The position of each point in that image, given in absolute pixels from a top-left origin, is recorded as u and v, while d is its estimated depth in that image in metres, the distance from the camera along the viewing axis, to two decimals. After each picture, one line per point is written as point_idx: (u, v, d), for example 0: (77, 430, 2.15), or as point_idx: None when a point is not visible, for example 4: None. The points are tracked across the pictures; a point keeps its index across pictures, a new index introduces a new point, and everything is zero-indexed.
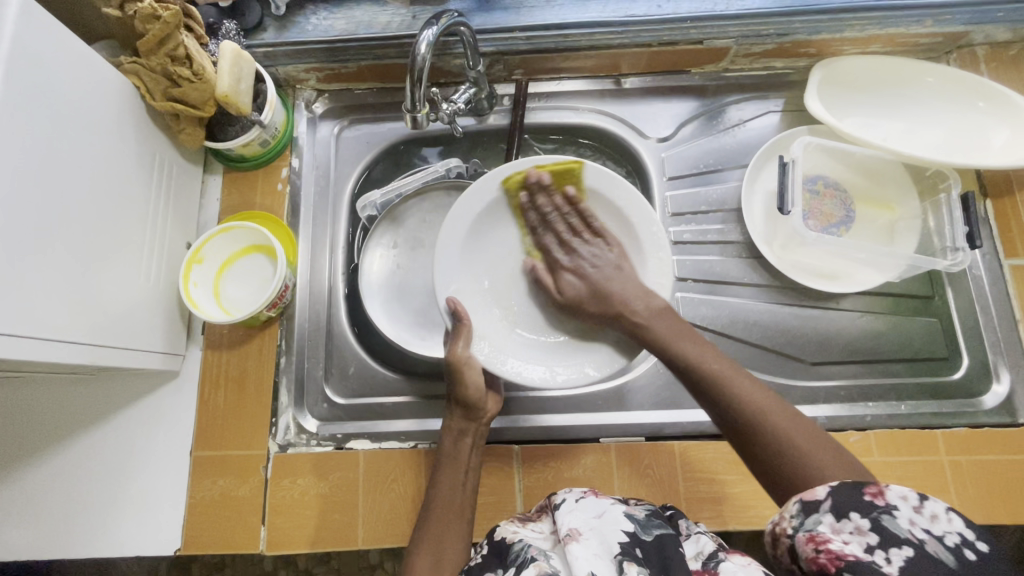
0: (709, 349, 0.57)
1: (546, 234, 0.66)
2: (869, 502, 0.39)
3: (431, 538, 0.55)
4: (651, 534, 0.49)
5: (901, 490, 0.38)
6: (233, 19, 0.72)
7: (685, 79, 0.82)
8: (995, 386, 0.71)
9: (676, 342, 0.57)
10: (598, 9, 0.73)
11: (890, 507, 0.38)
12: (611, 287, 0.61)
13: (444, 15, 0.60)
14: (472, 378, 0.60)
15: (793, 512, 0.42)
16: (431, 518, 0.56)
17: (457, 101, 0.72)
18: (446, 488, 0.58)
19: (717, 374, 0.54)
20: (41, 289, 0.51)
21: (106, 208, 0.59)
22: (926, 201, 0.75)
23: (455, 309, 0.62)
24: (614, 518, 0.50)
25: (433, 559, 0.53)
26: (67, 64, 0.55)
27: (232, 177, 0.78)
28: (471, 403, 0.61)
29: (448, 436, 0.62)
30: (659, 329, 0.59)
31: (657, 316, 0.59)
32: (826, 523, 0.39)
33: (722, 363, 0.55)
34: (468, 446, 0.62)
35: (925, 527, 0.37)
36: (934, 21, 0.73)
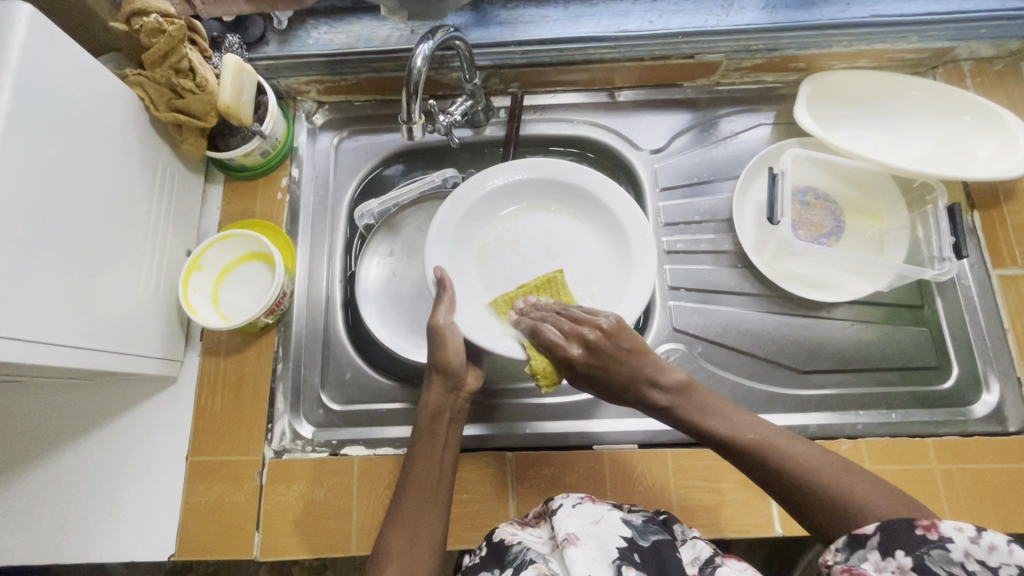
0: (746, 418, 0.55)
1: (543, 332, 0.61)
2: (921, 535, 0.41)
3: (406, 515, 0.55)
4: (648, 539, 0.49)
5: (955, 522, 0.41)
6: (236, 33, 0.74)
7: (678, 93, 0.84)
8: (985, 396, 0.72)
9: (710, 415, 0.56)
10: (591, 25, 0.75)
11: (942, 540, 0.41)
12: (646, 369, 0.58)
13: (440, 29, 0.62)
14: (452, 345, 0.62)
15: (839, 545, 0.45)
16: (405, 494, 0.56)
17: (454, 113, 0.73)
18: (418, 461, 0.58)
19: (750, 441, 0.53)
20: (43, 292, 0.52)
21: (108, 215, 0.60)
22: (914, 213, 0.77)
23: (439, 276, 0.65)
24: (611, 523, 0.50)
25: (407, 539, 0.53)
26: (73, 74, 0.56)
27: (233, 186, 0.80)
28: (451, 370, 0.61)
29: (427, 408, 0.61)
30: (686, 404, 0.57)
31: (678, 395, 0.57)
32: (872, 559, 0.43)
33: (759, 432, 0.53)
34: (446, 422, 0.60)
35: (979, 558, 0.39)
36: (919, 37, 0.74)
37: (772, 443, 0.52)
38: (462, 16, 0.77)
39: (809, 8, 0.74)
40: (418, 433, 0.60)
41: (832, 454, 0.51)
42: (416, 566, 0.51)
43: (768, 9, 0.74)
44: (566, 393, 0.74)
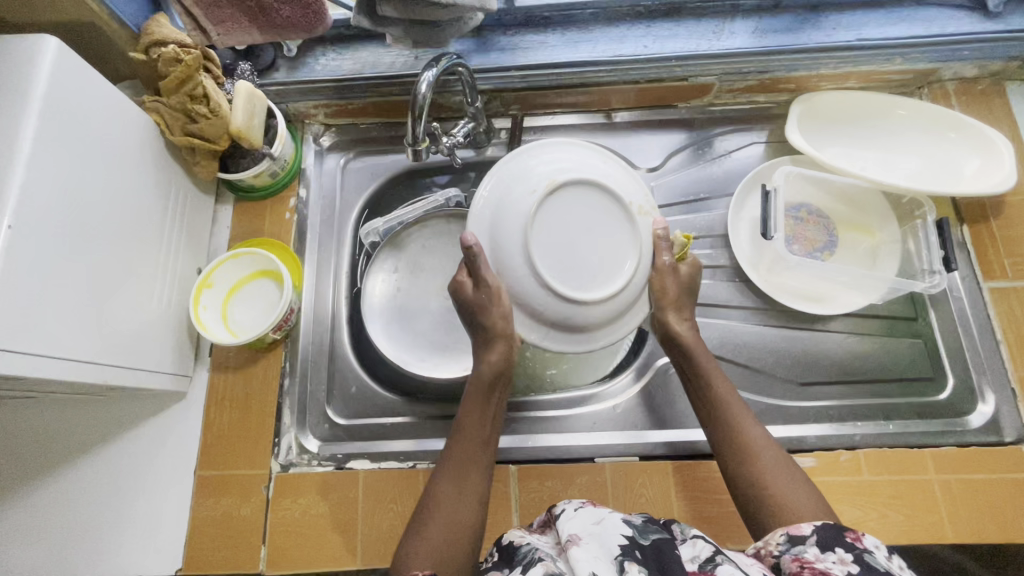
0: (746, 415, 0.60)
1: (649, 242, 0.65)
2: (850, 543, 0.43)
3: (455, 464, 0.58)
4: (649, 539, 0.49)
5: (875, 540, 0.44)
6: (248, 61, 0.78)
7: (672, 113, 0.86)
8: (981, 406, 0.73)
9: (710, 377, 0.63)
10: (588, 50, 0.78)
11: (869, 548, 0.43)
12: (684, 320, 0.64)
13: (444, 57, 0.65)
14: (499, 308, 0.59)
15: (781, 540, 0.47)
16: (449, 455, 0.59)
17: (457, 135, 0.76)
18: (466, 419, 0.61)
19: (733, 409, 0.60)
20: (63, 310, 0.54)
21: (124, 235, 0.63)
22: (905, 227, 0.79)
23: (467, 244, 0.57)
24: (612, 524, 0.50)
25: (456, 485, 0.57)
26: (95, 101, 0.59)
27: (242, 206, 0.82)
28: (505, 335, 0.60)
29: (484, 372, 0.62)
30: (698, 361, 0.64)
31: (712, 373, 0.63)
32: (811, 552, 0.44)
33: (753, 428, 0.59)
34: (497, 387, 0.63)
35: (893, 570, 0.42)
36: (904, 59, 0.77)
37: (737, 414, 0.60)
38: (464, 42, 0.80)
39: (797, 32, 0.77)
40: (472, 394, 0.62)
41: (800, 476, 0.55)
42: (460, 515, 0.55)
43: (758, 34, 0.77)
44: (566, 406, 0.76)
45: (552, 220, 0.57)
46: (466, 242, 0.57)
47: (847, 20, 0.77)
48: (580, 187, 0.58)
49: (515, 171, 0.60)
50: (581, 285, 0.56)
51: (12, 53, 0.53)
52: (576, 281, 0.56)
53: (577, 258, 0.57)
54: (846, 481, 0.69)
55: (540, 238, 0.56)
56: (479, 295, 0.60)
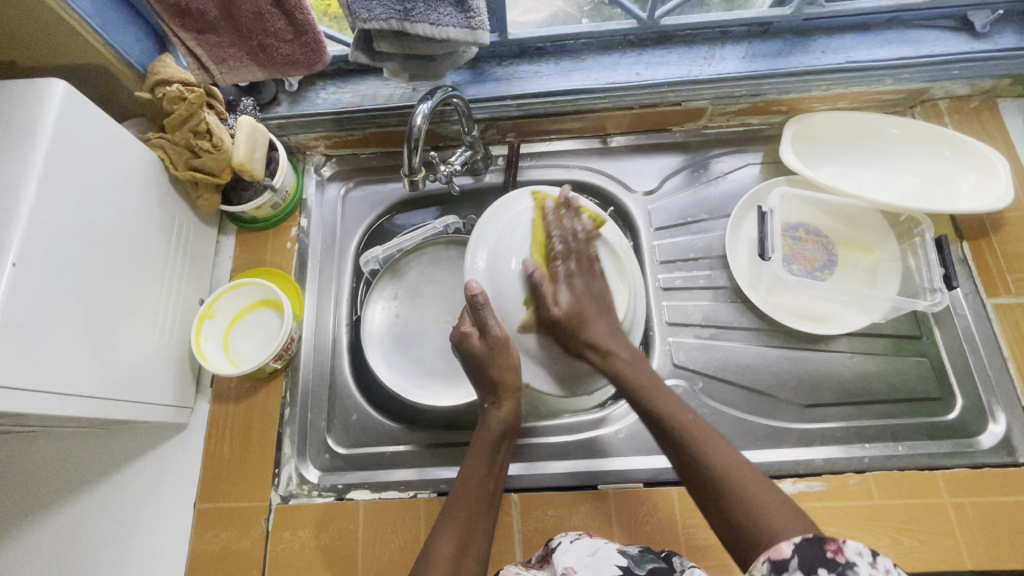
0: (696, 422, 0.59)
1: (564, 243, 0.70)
2: (831, 560, 0.40)
3: (457, 522, 0.57)
4: (643, 568, 0.49)
5: (857, 545, 0.40)
6: (250, 96, 0.80)
7: (668, 137, 0.88)
8: (991, 426, 0.71)
9: (653, 390, 0.63)
10: (582, 78, 0.80)
11: (851, 564, 0.39)
12: (593, 330, 0.66)
13: (439, 90, 0.66)
14: (508, 361, 0.65)
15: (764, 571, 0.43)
16: (450, 507, 0.59)
17: (454, 163, 0.77)
18: (469, 472, 0.61)
19: (685, 424, 0.59)
20: (65, 347, 0.54)
21: (128, 268, 0.64)
22: (904, 245, 0.78)
23: (474, 292, 0.64)
24: (607, 554, 0.50)
25: (458, 543, 0.55)
26: (100, 140, 0.61)
27: (244, 237, 0.84)
28: (511, 386, 0.65)
29: (494, 425, 0.64)
30: (629, 372, 0.65)
31: (639, 375, 0.64)
32: None
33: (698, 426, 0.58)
34: (504, 441, 0.64)
35: None
36: (895, 80, 0.78)
37: (682, 422, 0.59)
38: (460, 73, 0.82)
39: (787, 56, 0.78)
40: (477, 444, 0.63)
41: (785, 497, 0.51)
42: (464, 566, 0.54)
43: (748, 58, 0.78)
44: (568, 432, 0.75)
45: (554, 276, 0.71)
46: (471, 289, 0.65)
47: (836, 43, 0.78)
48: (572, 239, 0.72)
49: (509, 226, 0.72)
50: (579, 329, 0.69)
51: (21, 97, 0.55)
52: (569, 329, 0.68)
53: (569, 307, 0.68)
54: (857, 505, 0.67)
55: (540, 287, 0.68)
56: (488, 344, 0.65)
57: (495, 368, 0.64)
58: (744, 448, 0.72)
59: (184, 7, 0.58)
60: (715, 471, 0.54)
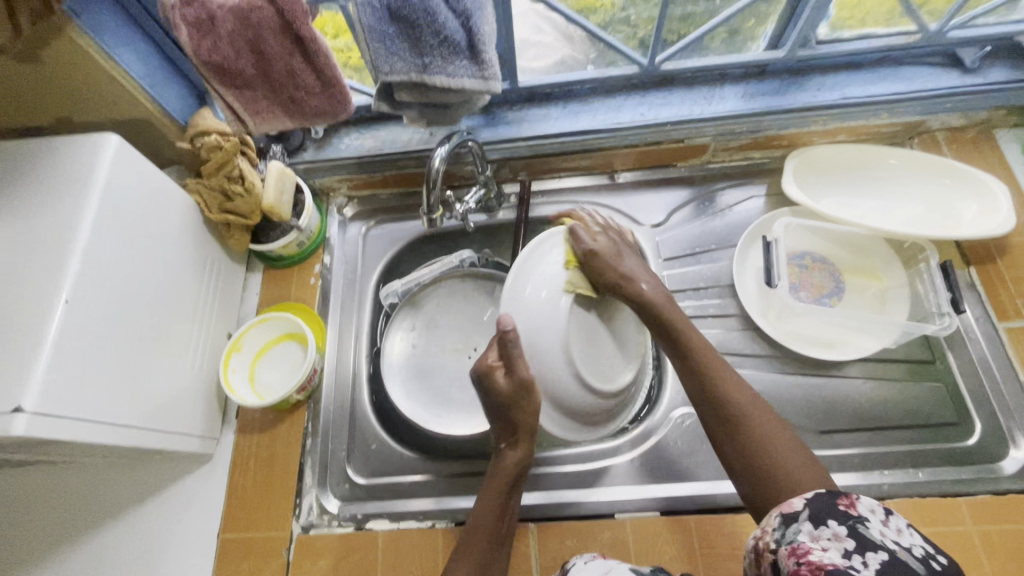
0: (721, 367, 0.62)
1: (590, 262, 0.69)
2: (842, 512, 0.44)
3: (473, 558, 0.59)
4: None
5: (870, 505, 0.45)
6: (279, 143, 0.86)
7: (673, 172, 0.91)
8: (1013, 452, 0.71)
9: (684, 328, 0.65)
10: (589, 119, 0.84)
11: (862, 517, 0.44)
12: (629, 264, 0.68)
13: (455, 135, 0.71)
14: (533, 403, 0.62)
15: (776, 523, 0.47)
16: (463, 550, 0.60)
17: (469, 201, 0.81)
18: (482, 509, 0.62)
19: (711, 369, 0.61)
20: (108, 377, 0.58)
21: (164, 305, 0.68)
22: (910, 271, 0.80)
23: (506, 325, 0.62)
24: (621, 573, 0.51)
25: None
26: (144, 186, 0.66)
27: (271, 274, 0.88)
28: (528, 431, 0.64)
29: (508, 467, 0.65)
30: (662, 304, 0.66)
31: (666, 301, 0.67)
32: (806, 530, 0.45)
33: (723, 373, 0.61)
34: (514, 487, 0.65)
35: (894, 539, 0.42)
36: (890, 113, 0.82)
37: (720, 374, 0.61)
38: (474, 118, 0.87)
39: (784, 94, 0.82)
40: (492, 486, 0.64)
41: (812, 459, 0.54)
42: None
43: (747, 97, 0.83)
44: (583, 461, 0.76)
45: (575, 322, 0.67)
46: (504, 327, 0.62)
47: (832, 81, 0.82)
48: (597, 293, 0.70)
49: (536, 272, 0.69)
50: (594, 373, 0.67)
51: (79, 150, 0.61)
52: (592, 371, 0.67)
53: (594, 355, 0.68)
54: None
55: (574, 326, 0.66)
56: (512, 384, 0.62)
57: (516, 411, 0.63)
58: None
59: (225, 66, 0.64)
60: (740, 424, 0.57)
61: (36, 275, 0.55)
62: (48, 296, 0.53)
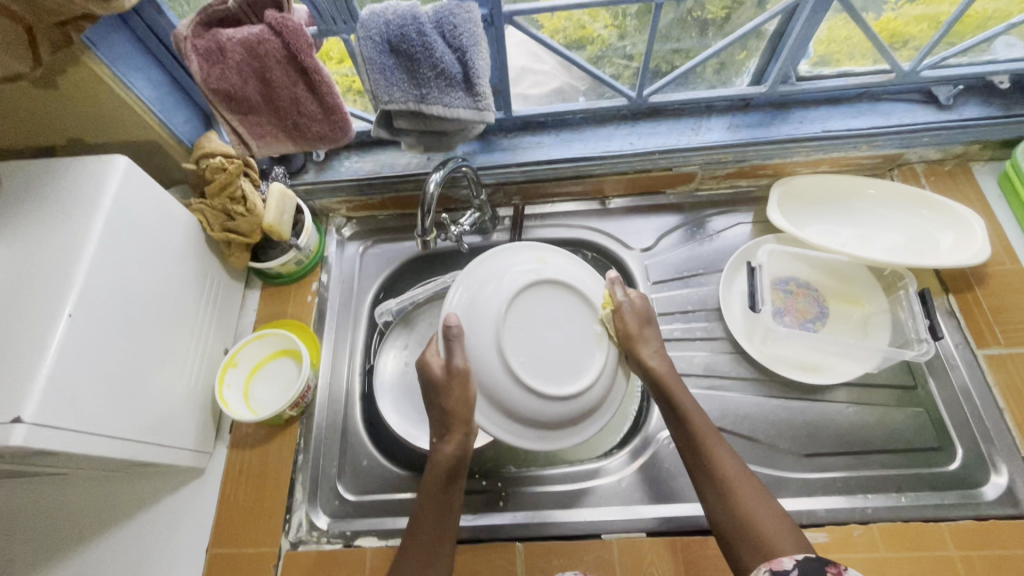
0: (705, 422, 0.64)
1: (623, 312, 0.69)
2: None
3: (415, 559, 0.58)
4: None
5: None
6: (282, 165, 0.89)
7: (662, 198, 0.94)
8: (994, 477, 0.72)
9: (673, 387, 0.66)
10: (581, 147, 0.88)
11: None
12: (645, 352, 0.68)
13: (451, 161, 0.74)
14: (465, 393, 0.61)
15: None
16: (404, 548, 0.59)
17: (464, 224, 0.84)
18: (426, 505, 0.61)
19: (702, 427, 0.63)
20: (105, 390, 0.59)
21: (163, 320, 0.70)
22: (891, 298, 0.82)
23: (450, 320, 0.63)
24: None
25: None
26: (150, 205, 0.69)
27: (269, 291, 0.90)
28: (463, 422, 0.61)
29: (441, 462, 0.62)
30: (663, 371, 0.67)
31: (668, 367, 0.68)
32: None
33: (708, 430, 0.63)
34: (455, 479, 0.62)
35: None
36: (869, 146, 0.85)
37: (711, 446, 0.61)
38: (471, 144, 0.90)
39: (768, 127, 0.85)
40: (428, 483, 0.62)
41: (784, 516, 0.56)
42: None
43: (733, 129, 0.86)
44: (570, 481, 0.77)
45: (521, 322, 0.64)
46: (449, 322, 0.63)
47: (812, 115, 0.86)
48: (543, 291, 0.67)
49: (490, 272, 0.68)
50: (546, 379, 0.63)
51: (89, 171, 0.64)
52: (542, 374, 0.63)
53: (542, 354, 0.64)
54: (861, 557, 0.68)
55: (513, 327, 0.64)
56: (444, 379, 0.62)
57: (444, 398, 0.61)
58: None
59: (233, 93, 0.67)
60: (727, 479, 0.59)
61: (42, 290, 0.57)
62: (52, 310, 0.55)
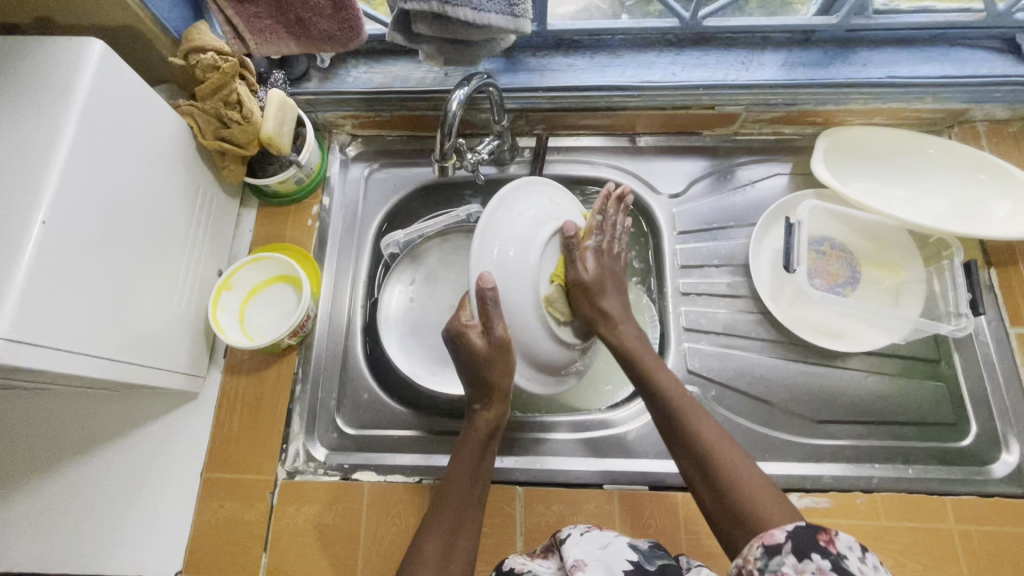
0: (679, 388, 0.61)
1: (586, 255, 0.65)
2: (823, 548, 0.39)
3: (443, 526, 0.55)
4: (654, 563, 0.49)
5: (849, 540, 0.40)
6: (282, 70, 0.79)
7: (697, 141, 0.86)
8: (1005, 456, 0.71)
9: (654, 367, 0.63)
10: (617, 74, 0.78)
11: (841, 555, 0.39)
12: (609, 300, 0.64)
13: (475, 77, 0.65)
14: (506, 363, 0.59)
15: (757, 556, 0.42)
16: (439, 505, 0.57)
17: (481, 152, 0.77)
18: (459, 472, 0.59)
19: (679, 398, 0.60)
20: (86, 306, 0.54)
21: (150, 234, 0.64)
22: (931, 267, 0.77)
23: (488, 284, 0.56)
24: (617, 548, 0.50)
25: (442, 547, 0.53)
26: (132, 102, 0.61)
27: (266, 211, 0.84)
28: (501, 391, 0.61)
29: (481, 428, 0.62)
30: (633, 344, 0.64)
31: (636, 342, 0.65)
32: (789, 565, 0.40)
33: (681, 395, 0.60)
34: (491, 442, 0.62)
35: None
36: (935, 98, 0.77)
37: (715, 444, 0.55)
38: (494, 62, 0.81)
39: (827, 68, 0.76)
40: (464, 446, 0.61)
41: (768, 480, 0.52)
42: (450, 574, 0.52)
43: (787, 66, 0.77)
44: (575, 429, 0.74)
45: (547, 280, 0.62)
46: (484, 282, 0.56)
47: (878, 57, 0.76)
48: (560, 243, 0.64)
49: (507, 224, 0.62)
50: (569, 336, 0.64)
51: (59, 55, 0.55)
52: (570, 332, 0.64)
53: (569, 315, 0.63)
54: (861, 524, 0.67)
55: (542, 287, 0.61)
56: (489, 346, 0.58)
57: (488, 368, 0.59)
58: (753, 458, 0.72)
59: None
60: (705, 446, 0.55)
61: (9, 190, 0.50)
62: (23, 214, 0.49)
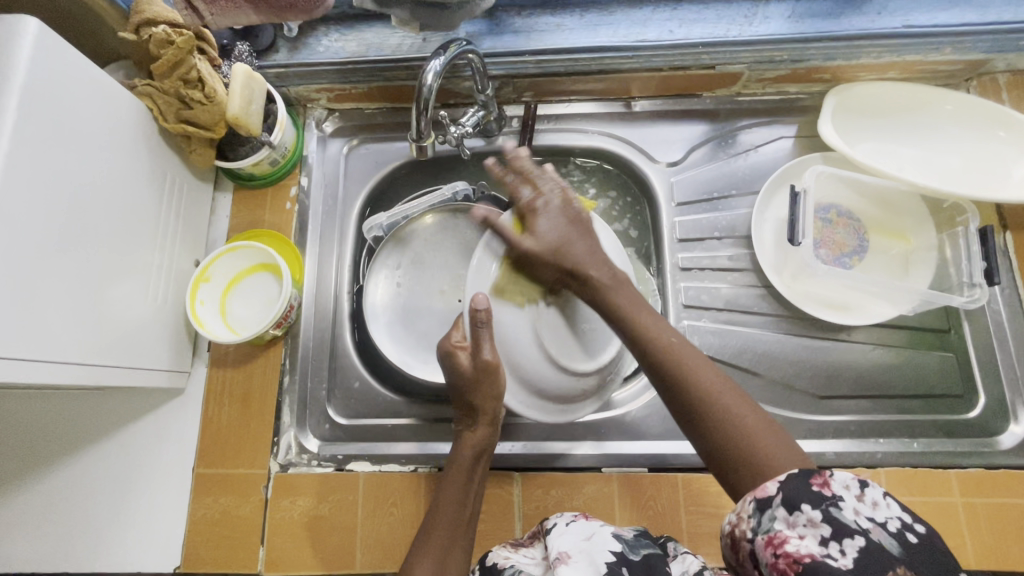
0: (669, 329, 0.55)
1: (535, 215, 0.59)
2: (818, 493, 0.39)
3: (433, 553, 0.53)
4: (639, 553, 0.47)
5: (844, 478, 0.39)
6: (246, 41, 0.73)
7: (696, 103, 0.81)
8: (1013, 426, 0.69)
9: (631, 313, 0.56)
10: (609, 33, 0.72)
11: (836, 497, 0.38)
12: (576, 251, 0.58)
13: (452, 44, 0.60)
14: (494, 386, 0.58)
15: (750, 511, 0.41)
16: (430, 526, 0.56)
17: (465, 125, 0.71)
18: (447, 497, 0.57)
19: (664, 342, 0.53)
20: (47, 312, 0.51)
21: (115, 228, 0.60)
22: (943, 234, 0.73)
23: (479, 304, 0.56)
24: (601, 539, 0.48)
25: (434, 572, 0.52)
26: (78, 85, 0.56)
27: (241, 195, 0.79)
28: (490, 413, 0.60)
29: (468, 448, 0.60)
30: (611, 295, 0.57)
31: (614, 284, 0.57)
32: (782, 518, 0.39)
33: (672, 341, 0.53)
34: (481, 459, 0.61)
35: (869, 515, 0.38)
36: (954, 49, 0.71)
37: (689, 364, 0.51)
38: (476, 24, 0.74)
39: (838, 18, 0.70)
40: (453, 468, 0.59)
41: (772, 424, 0.47)
42: None
43: (794, 18, 0.71)
44: None
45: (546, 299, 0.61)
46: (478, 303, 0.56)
47: (893, 5, 0.70)
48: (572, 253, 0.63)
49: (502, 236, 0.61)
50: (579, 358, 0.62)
51: None
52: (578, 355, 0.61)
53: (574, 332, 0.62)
54: None
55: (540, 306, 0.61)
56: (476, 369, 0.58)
57: (477, 392, 0.58)
58: None
59: None
60: (694, 395, 0.49)
61: None
62: None
